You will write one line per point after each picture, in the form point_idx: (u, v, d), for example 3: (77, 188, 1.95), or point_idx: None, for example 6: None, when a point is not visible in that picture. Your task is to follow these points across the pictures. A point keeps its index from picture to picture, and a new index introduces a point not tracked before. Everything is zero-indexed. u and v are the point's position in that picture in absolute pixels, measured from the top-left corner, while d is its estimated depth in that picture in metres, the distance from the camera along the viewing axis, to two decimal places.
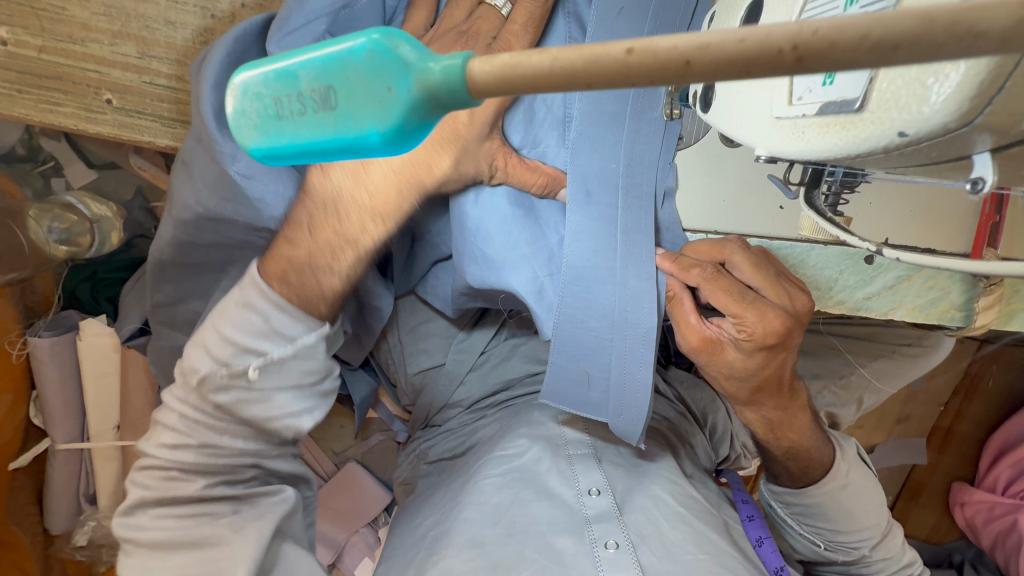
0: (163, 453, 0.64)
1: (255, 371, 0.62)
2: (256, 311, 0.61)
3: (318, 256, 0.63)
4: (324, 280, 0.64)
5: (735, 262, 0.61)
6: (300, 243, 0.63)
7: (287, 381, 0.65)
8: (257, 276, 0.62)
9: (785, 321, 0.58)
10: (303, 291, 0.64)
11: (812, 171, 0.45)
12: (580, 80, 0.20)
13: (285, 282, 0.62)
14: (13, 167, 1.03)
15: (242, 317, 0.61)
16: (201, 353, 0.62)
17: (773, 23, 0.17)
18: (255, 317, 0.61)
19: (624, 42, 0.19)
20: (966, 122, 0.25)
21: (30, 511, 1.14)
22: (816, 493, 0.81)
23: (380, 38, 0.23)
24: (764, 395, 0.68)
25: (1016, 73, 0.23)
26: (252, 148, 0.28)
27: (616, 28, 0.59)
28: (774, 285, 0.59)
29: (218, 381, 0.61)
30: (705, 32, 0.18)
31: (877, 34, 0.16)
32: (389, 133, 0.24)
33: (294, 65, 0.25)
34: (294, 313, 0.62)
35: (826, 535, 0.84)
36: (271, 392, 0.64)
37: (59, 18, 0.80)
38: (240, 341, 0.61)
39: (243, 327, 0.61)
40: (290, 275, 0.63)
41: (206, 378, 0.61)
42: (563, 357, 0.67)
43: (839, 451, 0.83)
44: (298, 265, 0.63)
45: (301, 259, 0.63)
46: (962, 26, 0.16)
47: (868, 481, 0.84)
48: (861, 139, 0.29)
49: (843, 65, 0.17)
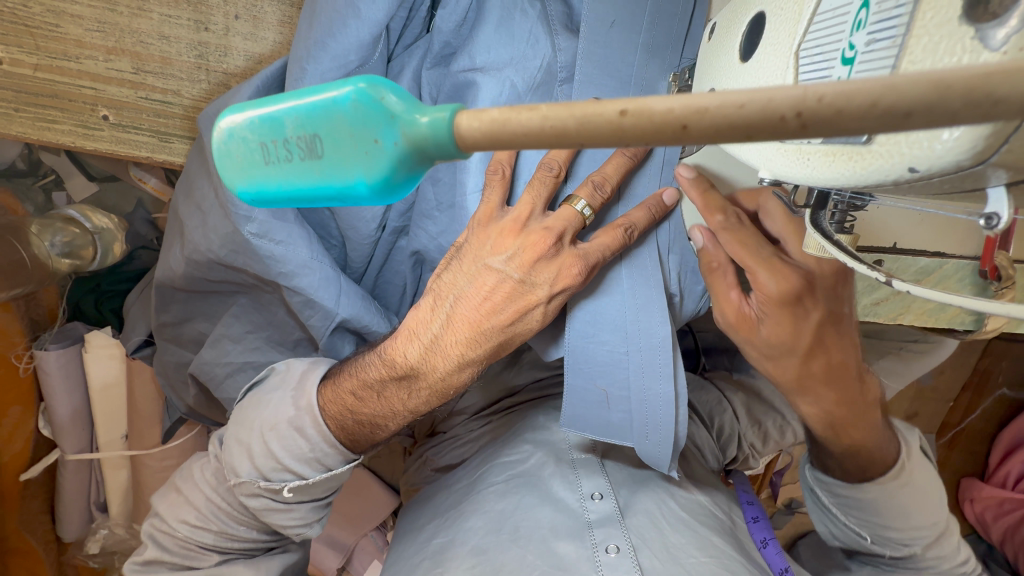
0: (182, 529, 0.75)
1: (289, 490, 0.71)
2: (303, 439, 0.71)
3: (388, 389, 0.68)
4: (390, 395, 0.68)
5: (769, 210, 0.57)
6: (373, 395, 0.69)
7: (310, 495, 0.74)
8: (316, 409, 0.71)
9: (800, 279, 0.58)
10: (355, 437, 0.72)
11: (817, 193, 0.44)
12: (572, 141, 0.19)
13: (342, 423, 0.71)
14: (13, 182, 1.02)
15: (291, 440, 0.71)
16: (245, 460, 0.72)
17: (776, 89, 0.17)
18: (301, 444, 0.71)
19: (618, 102, 0.18)
20: (981, 160, 0.24)
21: (43, 519, 1.16)
22: (871, 490, 0.76)
23: (365, 87, 0.23)
24: (812, 378, 0.67)
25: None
26: (240, 192, 0.27)
27: (610, 44, 0.57)
28: (799, 236, 0.57)
29: (253, 488, 0.72)
30: (702, 96, 0.17)
31: (888, 101, 0.16)
32: (377, 184, 0.24)
33: (279, 111, 0.24)
34: (338, 451, 0.71)
35: (875, 529, 0.79)
36: (293, 503, 0.74)
37: (53, 35, 0.80)
38: (281, 461, 0.70)
39: (289, 451, 0.70)
40: (347, 418, 0.70)
41: (243, 483, 0.72)
42: (578, 378, 0.67)
43: (906, 445, 0.79)
44: (362, 423, 0.70)
45: (355, 403, 0.70)
46: (980, 94, 0.15)
47: (931, 479, 0.79)
48: (868, 171, 0.28)
49: (850, 130, 0.17)
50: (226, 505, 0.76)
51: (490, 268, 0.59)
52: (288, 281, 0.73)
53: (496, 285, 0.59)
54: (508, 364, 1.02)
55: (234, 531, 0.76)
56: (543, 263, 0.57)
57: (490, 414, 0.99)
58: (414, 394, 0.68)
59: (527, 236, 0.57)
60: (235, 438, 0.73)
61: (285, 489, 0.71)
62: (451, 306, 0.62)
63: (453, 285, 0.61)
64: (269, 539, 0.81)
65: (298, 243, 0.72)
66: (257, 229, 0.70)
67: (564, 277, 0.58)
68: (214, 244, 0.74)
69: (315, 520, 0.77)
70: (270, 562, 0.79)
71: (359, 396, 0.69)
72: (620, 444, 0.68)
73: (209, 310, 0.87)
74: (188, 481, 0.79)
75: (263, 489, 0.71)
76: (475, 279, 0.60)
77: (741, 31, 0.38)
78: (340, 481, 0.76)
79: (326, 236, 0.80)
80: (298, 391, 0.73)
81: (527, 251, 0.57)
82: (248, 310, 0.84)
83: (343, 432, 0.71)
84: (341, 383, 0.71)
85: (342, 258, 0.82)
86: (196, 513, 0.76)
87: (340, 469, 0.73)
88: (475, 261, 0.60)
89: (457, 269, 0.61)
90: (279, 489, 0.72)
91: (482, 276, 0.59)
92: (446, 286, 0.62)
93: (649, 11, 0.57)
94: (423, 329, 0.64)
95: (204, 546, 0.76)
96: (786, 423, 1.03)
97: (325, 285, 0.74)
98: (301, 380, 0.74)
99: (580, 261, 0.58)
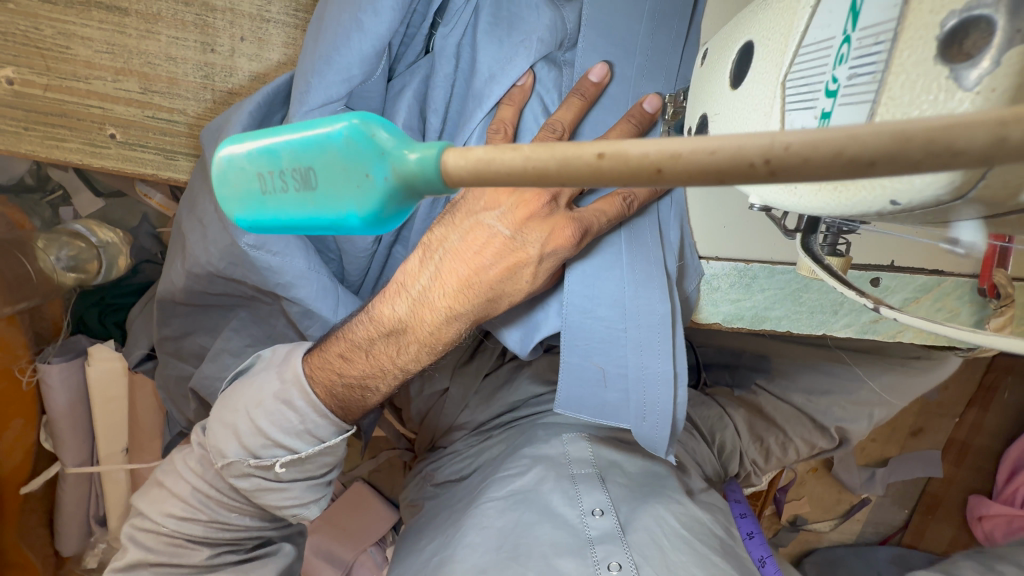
0: (169, 522, 0.74)
1: (282, 467, 0.70)
2: (292, 410, 0.69)
3: (372, 370, 0.68)
4: (382, 351, 0.67)
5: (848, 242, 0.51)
6: (361, 353, 0.67)
7: (304, 472, 0.73)
8: (304, 379, 0.69)
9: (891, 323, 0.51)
10: (346, 403, 0.70)
11: (806, 219, 0.44)
12: (553, 180, 0.20)
13: (332, 394, 0.69)
14: (21, 198, 1.03)
15: (278, 414, 0.69)
16: (232, 441, 0.71)
17: (744, 137, 0.17)
18: (292, 417, 0.69)
19: (595, 145, 0.19)
20: (959, 195, 0.25)
21: (43, 534, 1.15)
22: None
23: (358, 124, 0.23)
24: None
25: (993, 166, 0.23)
26: (237, 219, 0.28)
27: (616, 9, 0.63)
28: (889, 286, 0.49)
29: (242, 468, 0.71)
30: (675, 141, 0.18)
31: (852, 150, 0.16)
32: (368, 217, 0.24)
33: (276, 143, 0.25)
34: (331, 422, 0.70)
35: None
36: (287, 482, 0.72)
37: (63, 56, 0.82)
38: (273, 438, 0.69)
39: (279, 426, 0.69)
40: (336, 387, 0.69)
41: (231, 464, 0.71)
42: (574, 355, 0.67)
43: None
44: (352, 386, 0.69)
45: (353, 375, 0.68)
46: (940, 144, 0.16)
47: None
48: (853, 202, 0.28)
49: (815, 178, 0.17)
50: (216, 491, 0.75)
51: (482, 224, 0.59)
52: (286, 291, 0.73)
53: (486, 241, 0.59)
54: (510, 376, 1.03)
55: (225, 518, 0.76)
56: (536, 220, 0.58)
57: (490, 430, 0.99)
58: (403, 349, 0.67)
59: (520, 194, 0.59)
60: (219, 421, 0.72)
61: (276, 465, 0.70)
62: (443, 260, 0.62)
63: (444, 239, 0.62)
64: (263, 526, 0.80)
65: (295, 255, 0.72)
66: (254, 241, 0.70)
67: (557, 237, 0.58)
68: (213, 257, 0.75)
69: (311, 500, 0.75)
70: (262, 568, 0.76)
71: (347, 358, 0.68)
72: (617, 425, 0.69)
73: (209, 324, 0.87)
74: (171, 474, 0.78)
75: (253, 468, 0.71)
76: (466, 234, 0.60)
77: (730, 59, 0.39)
78: (334, 457, 0.75)
79: (324, 250, 0.81)
80: (283, 365, 0.71)
81: (519, 209, 0.58)
82: (247, 324, 0.85)
83: (334, 400, 0.70)
84: (328, 347, 0.69)
85: (340, 271, 0.83)
86: (181, 504, 0.74)
87: (333, 440, 0.71)
88: (468, 215, 0.61)
89: (454, 226, 0.61)
90: (269, 466, 0.71)
91: (474, 231, 0.60)
92: (437, 240, 0.62)
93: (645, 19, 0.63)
94: (412, 282, 0.64)
95: (192, 541, 0.74)
96: (788, 440, 1.03)
97: (322, 295, 0.75)
98: (285, 358, 0.72)
99: (572, 223, 0.58)
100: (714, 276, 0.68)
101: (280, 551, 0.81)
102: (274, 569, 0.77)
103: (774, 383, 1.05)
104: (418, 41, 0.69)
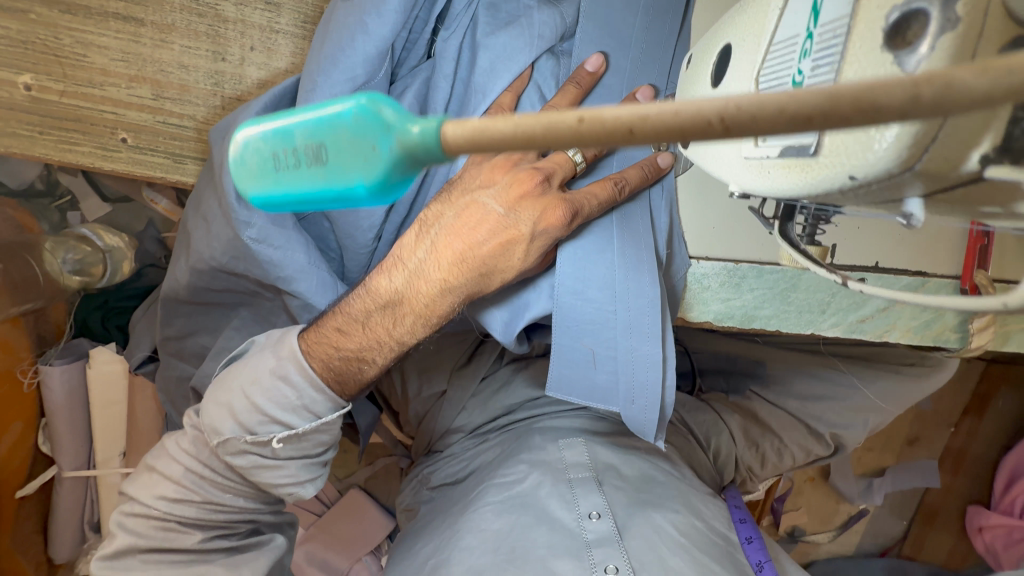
0: (161, 505, 0.74)
1: (279, 442, 0.71)
2: (289, 386, 0.70)
3: (367, 347, 0.69)
4: (379, 321, 0.69)
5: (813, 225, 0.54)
6: (358, 325, 0.69)
7: (301, 451, 0.74)
8: (299, 354, 0.70)
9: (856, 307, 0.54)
10: (341, 376, 0.71)
11: (784, 206, 0.46)
12: (538, 144, 0.22)
13: (328, 365, 0.70)
14: (31, 202, 1.06)
15: (275, 390, 0.70)
16: (227, 418, 0.71)
17: (702, 99, 0.20)
18: (289, 393, 0.70)
19: (576, 111, 0.21)
20: (908, 167, 0.28)
21: (35, 540, 1.14)
22: None
23: (366, 102, 0.26)
24: None
25: (944, 124, 0.26)
26: (252, 196, 0.30)
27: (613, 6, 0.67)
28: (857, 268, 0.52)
29: (239, 445, 0.71)
30: (644, 105, 0.20)
31: (794, 108, 0.19)
32: (374, 186, 0.27)
33: (289, 123, 0.28)
34: (327, 398, 0.71)
35: None
36: (285, 460, 0.73)
37: (80, 64, 0.85)
38: (269, 414, 0.70)
39: (274, 401, 0.70)
40: (334, 360, 0.70)
41: (228, 441, 0.71)
42: (565, 337, 0.69)
43: None
44: (349, 359, 0.70)
45: (351, 349, 0.69)
46: (866, 103, 0.18)
47: None
48: (818, 180, 0.32)
49: (764, 132, 0.20)
50: (211, 472, 0.75)
51: (478, 202, 0.62)
52: (286, 285, 0.76)
53: (481, 218, 0.62)
54: (508, 378, 1.04)
55: (219, 499, 0.76)
56: (530, 198, 0.61)
57: (488, 433, 1.00)
58: (399, 321, 0.68)
59: (515, 174, 0.62)
60: (213, 401, 0.73)
61: (274, 440, 0.70)
62: (438, 233, 0.64)
63: (440, 215, 0.65)
64: (260, 509, 0.81)
65: (295, 249, 0.74)
66: (256, 235, 0.73)
67: (549, 217, 0.61)
68: (217, 252, 0.77)
69: (308, 480, 0.75)
70: (255, 562, 0.75)
71: (343, 330, 0.69)
72: (607, 408, 0.71)
73: (211, 323, 0.89)
74: (164, 456, 0.78)
75: (250, 444, 0.71)
76: (461, 212, 0.63)
77: (711, 61, 0.42)
78: (330, 436, 0.76)
79: (325, 248, 0.83)
80: (278, 345, 0.72)
81: (513, 187, 0.61)
82: (248, 322, 0.87)
83: (329, 372, 0.70)
84: (324, 322, 0.71)
85: (340, 270, 0.85)
86: (174, 487, 0.75)
87: (330, 417, 0.72)
88: (464, 194, 0.64)
89: (450, 206, 0.64)
90: (266, 442, 0.71)
91: (470, 209, 0.63)
92: (434, 216, 0.65)
93: (641, 27, 0.66)
94: (409, 256, 0.66)
95: (185, 524, 0.75)
96: (784, 446, 1.04)
97: (321, 289, 0.77)
98: (280, 339, 0.73)
99: (564, 203, 0.61)
100: (704, 275, 0.70)
101: (273, 542, 0.80)
102: (266, 563, 0.76)
103: (767, 390, 1.07)
104: (423, 44, 0.73)
